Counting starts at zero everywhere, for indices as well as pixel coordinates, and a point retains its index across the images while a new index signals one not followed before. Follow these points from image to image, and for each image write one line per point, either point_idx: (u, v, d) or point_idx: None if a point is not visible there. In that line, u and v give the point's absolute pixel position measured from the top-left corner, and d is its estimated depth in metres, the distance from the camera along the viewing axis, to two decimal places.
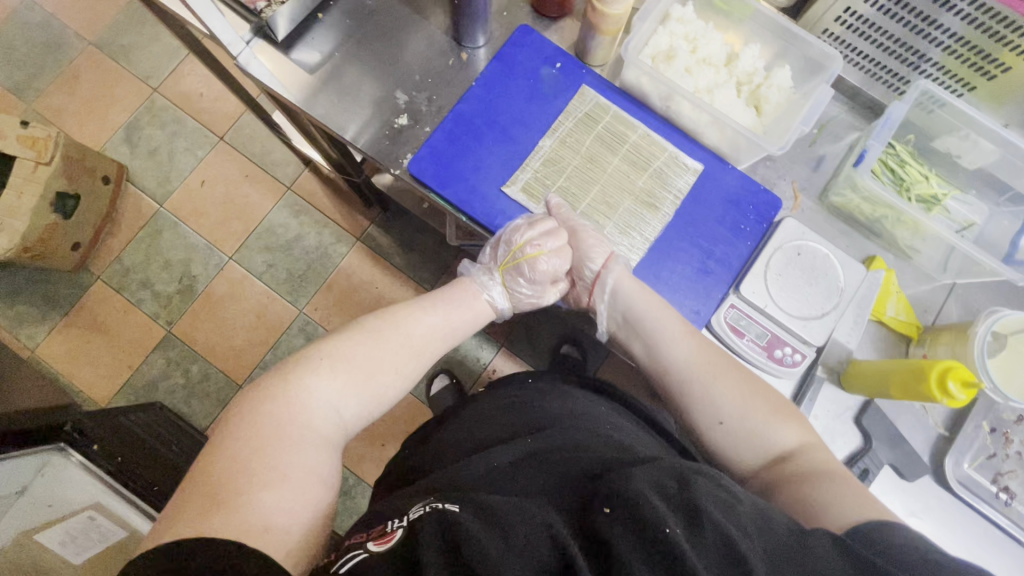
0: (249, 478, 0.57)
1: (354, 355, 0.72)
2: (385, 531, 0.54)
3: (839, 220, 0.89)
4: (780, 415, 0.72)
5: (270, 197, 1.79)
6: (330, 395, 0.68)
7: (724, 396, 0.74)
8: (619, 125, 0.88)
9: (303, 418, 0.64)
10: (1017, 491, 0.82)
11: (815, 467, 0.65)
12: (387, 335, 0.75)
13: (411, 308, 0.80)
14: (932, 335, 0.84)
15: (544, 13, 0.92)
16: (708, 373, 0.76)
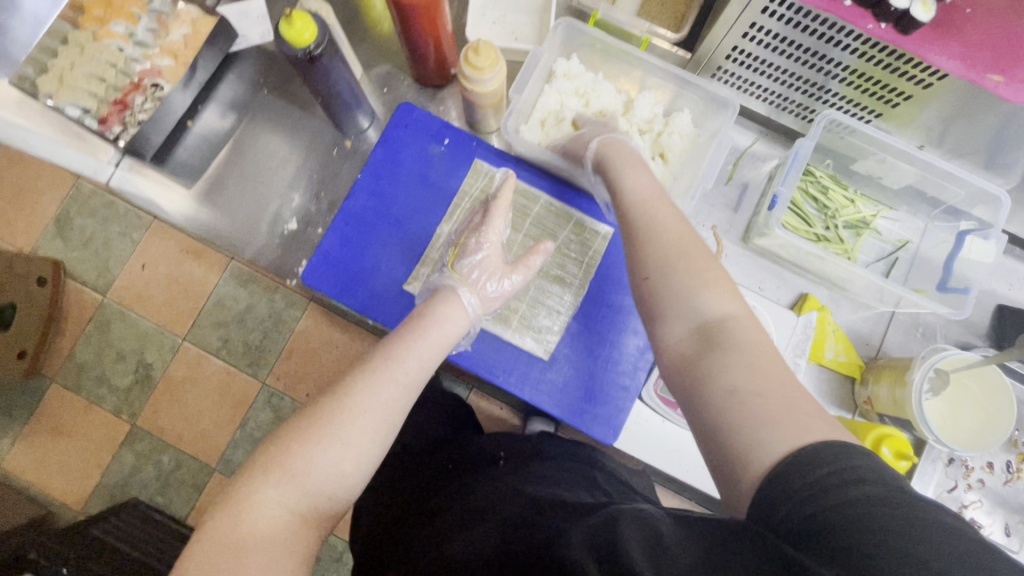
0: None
1: (335, 423, 0.53)
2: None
3: (765, 261, 0.85)
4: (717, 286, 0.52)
5: (212, 270, 1.31)
6: (306, 467, 0.51)
7: (686, 279, 0.53)
8: (521, 198, 0.83)
9: (259, 518, 0.48)
10: (984, 521, 0.79)
11: (740, 338, 0.47)
12: (367, 390, 0.56)
13: (401, 348, 0.61)
14: (874, 374, 0.79)
15: (426, 82, 0.87)
16: (692, 271, 0.53)
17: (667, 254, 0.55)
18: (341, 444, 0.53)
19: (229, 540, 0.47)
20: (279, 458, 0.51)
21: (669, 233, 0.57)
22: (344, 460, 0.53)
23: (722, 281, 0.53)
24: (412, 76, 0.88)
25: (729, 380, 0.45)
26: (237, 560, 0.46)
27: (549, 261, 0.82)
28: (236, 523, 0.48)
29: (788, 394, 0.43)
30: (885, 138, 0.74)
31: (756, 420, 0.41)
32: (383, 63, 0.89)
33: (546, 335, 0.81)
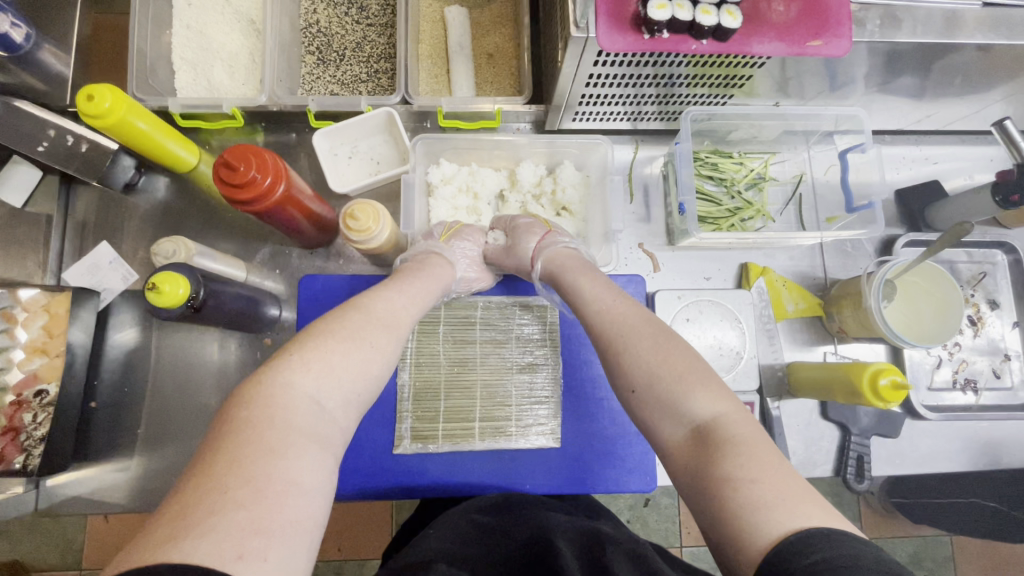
0: (233, 499, 0.38)
1: (338, 358, 0.50)
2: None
3: (698, 252, 0.88)
4: (688, 377, 0.49)
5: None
6: (321, 390, 0.48)
7: (670, 386, 0.49)
8: (459, 309, 0.80)
9: (297, 413, 0.45)
10: (975, 377, 0.87)
11: (732, 441, 0.45)
12: (362, 322, 0.54)
13: (381, 297, 0.59)
14: (835, 306, 0.84)
15: (315, 244, 0.83)
16: (675, 373, 0.50)
17: (648, 362, 0.52)
18: (352, 367, 0.51)
19: (260, 422, 0.43)
20: (285, 368, 0.47)
21: (644, 340, 0.54)
22: (359, 382, 0.51)
23: (703, 374, 0.50)
24: (299, 245, 0.84)
25: (727, 467, 0.43)
26: (286, 445, 0.42)
27: (514, 354, 0.80)
28: (268, 412, 0.44)
29: (779, 477, 0.42)
30: (746, 110, 0.80)
31: (758, 511, 0.40)
32: (263, 245, 0.84)
33: (547, 424, 0.79)
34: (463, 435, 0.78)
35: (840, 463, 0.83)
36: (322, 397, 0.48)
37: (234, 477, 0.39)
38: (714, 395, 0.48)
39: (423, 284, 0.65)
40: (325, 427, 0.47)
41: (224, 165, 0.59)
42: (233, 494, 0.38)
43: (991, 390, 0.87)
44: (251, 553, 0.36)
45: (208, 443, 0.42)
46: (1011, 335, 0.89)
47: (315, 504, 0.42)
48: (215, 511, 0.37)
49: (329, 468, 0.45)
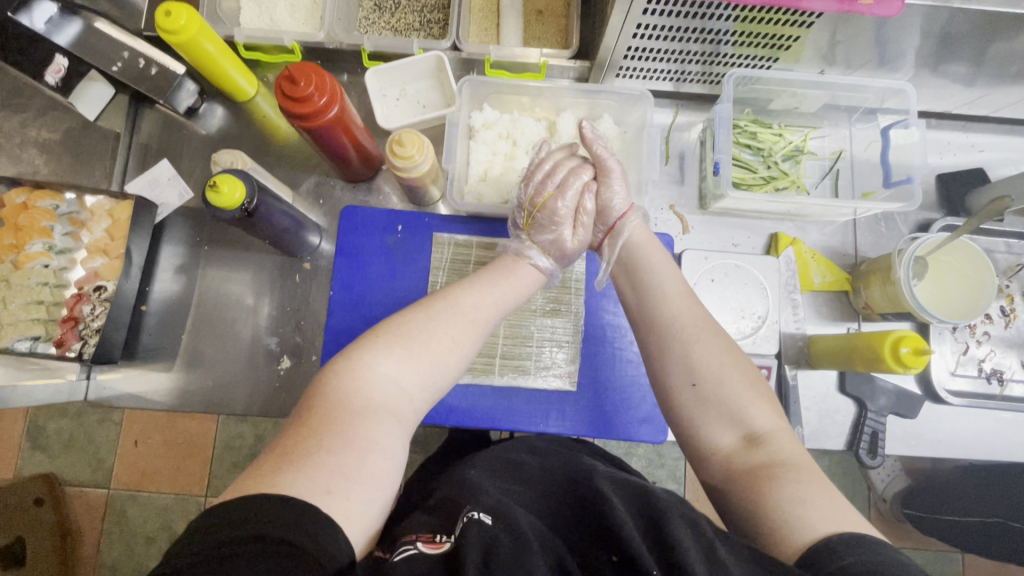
0: (326, 447, 0.45)
1: (422, 349, 0.55)
2: (434, 537, 0.45)
3: (728, 218, 0.89)
4: (757, 390, 0.56)
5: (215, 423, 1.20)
6: (399, 375, 0.53)
7: (737, 394, 0.56)
8: (489, 251, 0.84)
9: (379, 392, 0.51)
10: (1003, 369, 0.86)
11: (782, 459, 0.51)
12: (445, 319, 0.58)
13: (478, 290, 0.62)
14: (863, 281, 0.84)
15: (358, 178, 0.87)
16: (744, 381, 0.57)
17: (718, 362, 0.58)
18: (425, 350, 0.55)
19: (349, 397, 0.49)
20: (375, 353, 0.53)
21: (717, 356, 0.58)
22: (434, 373, 0.56)
23: (762, 391, 0.57)
24: (343, 178, 0.88)
25: (777, 470, 0.50)
26: (367, 418, 0.49)
27: (539, 298, 0.83)
28: (356, 389, 0.50)
29: (823, 491, 0.48)
30: (791, 76, 0.81)
31: (796, 521, 0.46)
32: (309, 175, 0.89)
33: (565, 367, 0.81)
34: (483, 369, 0.81)
35: (853, 437, 0.84)
36: (398, 376, 0.53)
37: (329, 438, 0.46)
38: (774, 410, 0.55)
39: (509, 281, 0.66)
40: (401, 409, 0.53)
41: (286, 79, 0.64)
42: (326, 442, 0.45)
43: (1018, 382, 0.86)
44: (337, 491, 0.42)
45: (305, 406, 0.49)
46: None
47: (389, 465, 0.48)
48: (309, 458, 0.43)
49: (399, 445, 0.51)
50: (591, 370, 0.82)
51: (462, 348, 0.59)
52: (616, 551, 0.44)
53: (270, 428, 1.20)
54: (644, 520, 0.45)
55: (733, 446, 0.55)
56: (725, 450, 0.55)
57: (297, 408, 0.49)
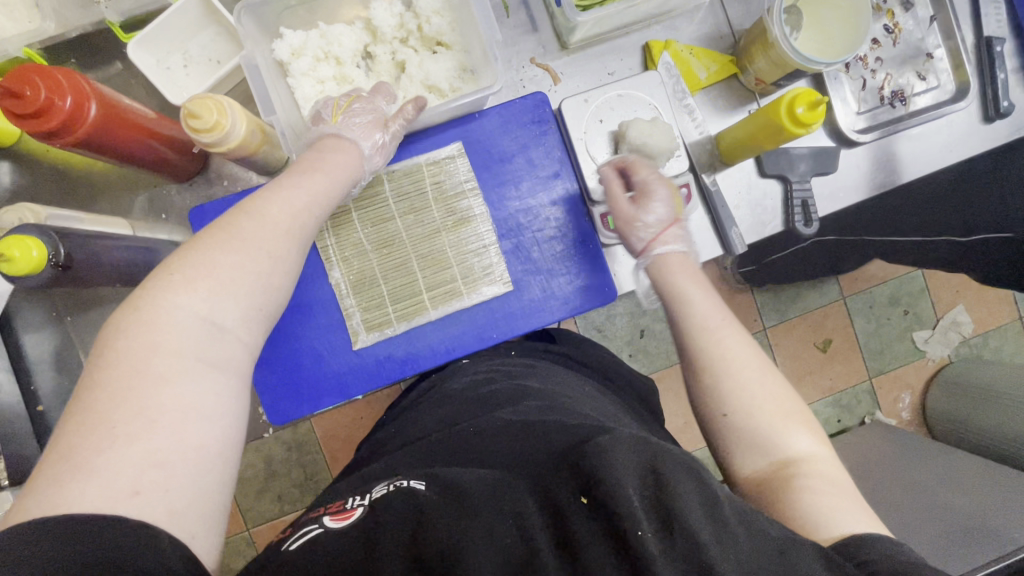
0: (123, 435, 0.40)
1: (227, 277, 0.49)
2: (343, 508, 0.46)
3: (595, 47, 0.80)
4: (795, 419, 0.55)
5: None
6: (212, 308, 0.48)
7: (769, 420, 0.55)
8: (365, 189, 0.75)
9: (183, 333, 0.46)
10: (903, 88, 0.85)
11: (815, 479, 0.51)
12: (251, 231, 0.53)
13: (281, 200, 0.56)
14: (746, 57, 0.79)
15: (191, 173, 0.75)
16: (777, 412, 0.56)
17: (756, 395, 0.57)
18: (233, 278, 0.50)
19: (146, 351, 0.44)
20: (172, 292, 0.47)
21: (751, 368, 0.58)
22: (256, 293, 0.52)
23: (796, 414, 0.56)
24: (175, 180, 0.76)
25: (803, 480, 0.51)
26: (172, 374, 0.44)
27: (437, 215, 0.76)
28: (153, 336, 0.44)
29: (858, 510, 0.49)
30: None
31: (821, 520, 0.47)
32: (137, 195, 0.77)
33: (493, 272, 0.77)
34: (414, 309, 0.76)
35: (786, 212, 0.83)
36: (207, 316, 0.48)
37: (124, 405, 0.41)
38: (812, 437, 0.55)
39: (315, 176, 0.60)
40: (220, 346, 0.48)
41: (5, 94, 0.51)
42: (123, 429, 0.41)
43: (918, 96, 0.85)
44: (147, 489, 0.40)
45: (95, 368, 0.43)
46: (930, 32, 0.85)
47: (214, 431, 0.45)
48: (101, 448, 0.40)
49: (227, 396, 0.47)
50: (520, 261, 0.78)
51: (278, 265, 0.54)
52: (588, 493, 0.41)
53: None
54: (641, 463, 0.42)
55: (758, 468, 0.54)
56: (750, 474, 0.54)
57: (82, 380, 0.43)
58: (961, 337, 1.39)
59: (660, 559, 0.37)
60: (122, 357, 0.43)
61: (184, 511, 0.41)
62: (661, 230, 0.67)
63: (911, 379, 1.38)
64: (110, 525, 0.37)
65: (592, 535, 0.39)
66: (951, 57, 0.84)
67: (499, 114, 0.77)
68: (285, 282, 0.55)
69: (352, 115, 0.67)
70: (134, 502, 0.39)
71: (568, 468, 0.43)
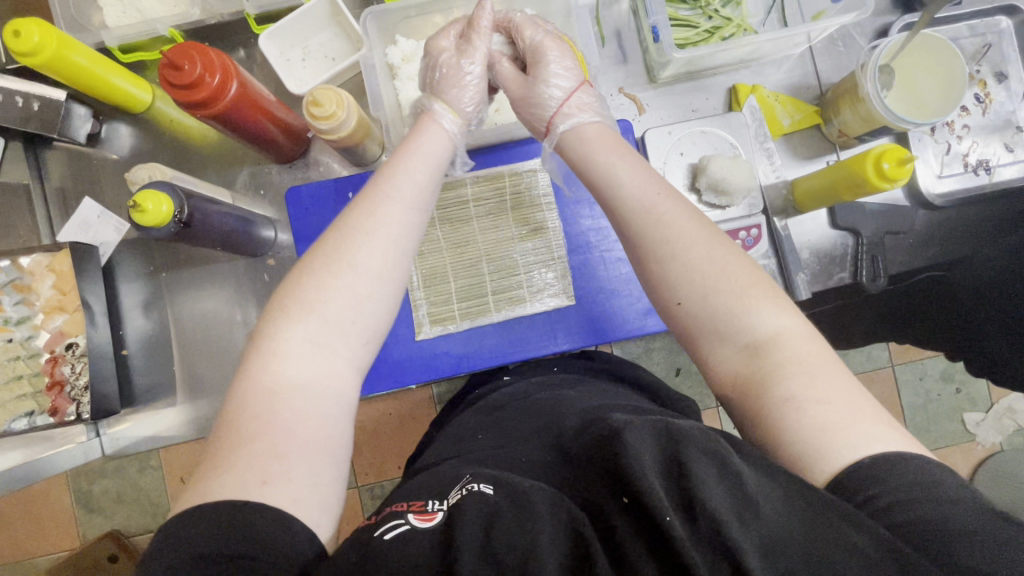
0: (248, 435, 0.45)
1: (325, 302, 0.51)
2: (427, 508, 0.44)
3: (682, 84, 0.84)
4: (761, 291, 0.50)
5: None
6: (317, 319, 0.50)
7: (721, 304, 0.50)
8: (449, 190, 0.79)
9: (296, 363, 0.49)
10: (987, 157, 0.84)
11: (791, 362, 0.47)
12: (347, 247, 0.52)
13: (370, 199, 0.55)
14: (832, 109, 0.80)
15: (292, 156, 0.81)
16: (736, 288, 0.51)
17: (702, 272, 0.52)
18: (338, 290, 0.51)
19: (266, 381, 0.48)
20: (280, 323, 0.50)
21: (711, 263, 0.52)
22: (358, 311, 0.52)
23: (768, 290, 0.51)
24: (276, 161, 0.82)
25: (786, 385, 0.46)
26: (287, 397, 0.47)
27: (512, 222, 0.80)
28: (271, 367, 0.48)
29: (850, 407, 0.44)
30: None
31: (826, 429, 0.43)
32: (240, 168, 0.83)
33: (557, 284, 0.80)
34: (479, 310, 0.79)
35: (854, 266, 0.83)
36: (313, 325, 0.50)
37: (251, 429, 0.46)
38: (780, 308, 0.49)
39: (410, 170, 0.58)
40: (329, 368, 0.50)
41: (169, 67, 0.57)
42: (247, 431, 0.45)
43: (1004, 167, 0.84)
44: (273, 478, 0.43)
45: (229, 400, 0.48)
46: (1022, 105, 0.84)
47: (322, 428, 0.47)
48: (232, 447, 0.45)
49: (335, 398, 0.50)
50: (586, 278, 0.80)
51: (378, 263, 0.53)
52: (629, 492, 0.38)
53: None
54: (664, 458, 0.39)
55: (733, 363, 0.50)
56: (729, 371, 0.50)
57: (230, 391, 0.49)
58: (1017, 425, 1.32)
59: (693, 548, 0.35)
60: (254, 372, 0.48)
61: (314, 506, 0.44)
62: (566, 96, 0.63)
63: (959, 461, 1.32)
64: (245, 505, 0.41)
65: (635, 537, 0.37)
66: None
67: None
68: (386, 281, 0.54)
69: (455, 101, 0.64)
70: (262, 495, 0.42)
71: (602, 465, 0.41)
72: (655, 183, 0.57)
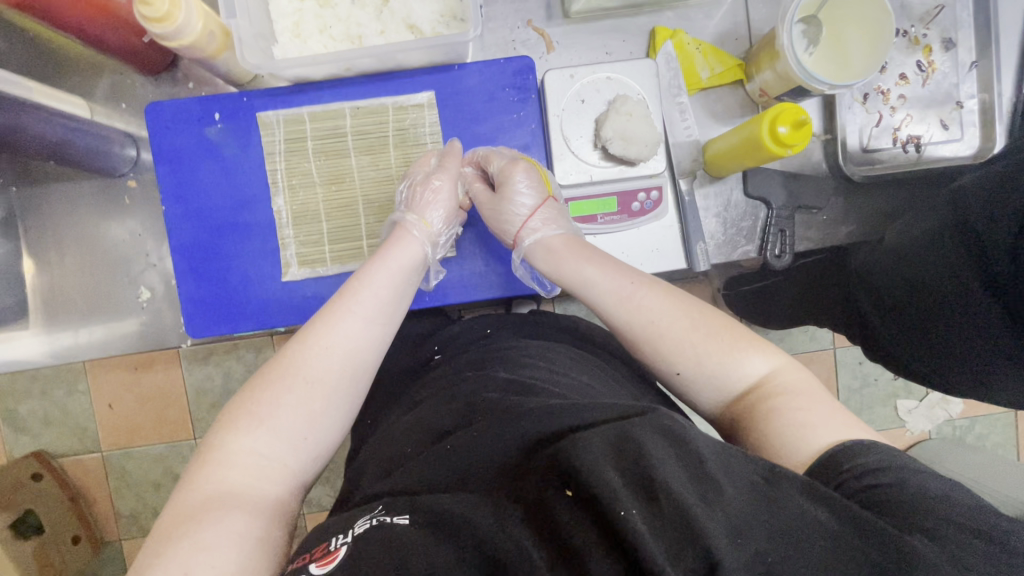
0: (183, 534, 0.43)
1: (276, 415, 0.51)
2: (328, 548, 0.41)
3: (597, 23, 0.75)
4: (739, 340, 0.54)
5: (174, 365, 1.17)
6: (272, 426, 0.51)
7: (715, 364, 0.53)
8: (326, 120, 0.72)
9: (241, 471, 0.48)
10: (920, 133, 0.78)
11: (787, 389, 0.50)
12: (304, 360, 0.54)
13: (334, 305, 0.57)
14: (754, 64, 0.73)
15: (157, 69, 0.74)
16: (724, 338, 0.54)
17: (688, 339, 0.55)
18: (296, 400, 0.52)
19: (206, 493, 0.46)
20: (229, 436, 0.50)
21: (679, 323, 0.55)
22: (317, 415, 0.53)
23: (747, 335, 0.55)
24: (141, 72, 0.74)
25: (770, 401, 0.50)
26: (226, 502, 0.46)
27: (395, 161, 0.73)
28: (213, 479, 0.47)
29: (825, 412, 0.48)
30: None
31: (807, 429, 0.46)
32: (99, 78, 0.75)
33: None
34: (352, 254, 0.74)
35: (762, 239, 0.78)
36: (266, 429, 0.50)
37: (182, 530, 0.44)
38: (764, 352, 0.53)
39: (387, 273, 0.62)
40: (277, 475, 0.50)
41: None
42: (178, 533, 0.43)
43: (936, 146, 0.78)
44: (195, 573, 0.41)
45: (162, 519, 0.46)
46: (967, 78, 0.77)
47: (258, 521, 0.46)
48: (162, 552, 0.42)
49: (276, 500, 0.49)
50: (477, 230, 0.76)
51: (338, 370, 0.54)
52: (569, 481, 0.37)
53: (228, 364, 1.18)
54: (611, 457, 0.37)
55: (724, 402, 0.54)
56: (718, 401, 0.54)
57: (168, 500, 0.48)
58: (948, 415, 1.31)
59: (651, 537, 0.33)
60: (200, 481, 0.48)
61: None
62: (532, 212, 0.67)
63: None
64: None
65: (591, 545, 0.34)
66: (982, 110, 0.77)
67: (480, 71, 0.72)
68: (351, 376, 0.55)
69: (428, 211, 0.67)
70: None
71: (546, 474, 0.38)
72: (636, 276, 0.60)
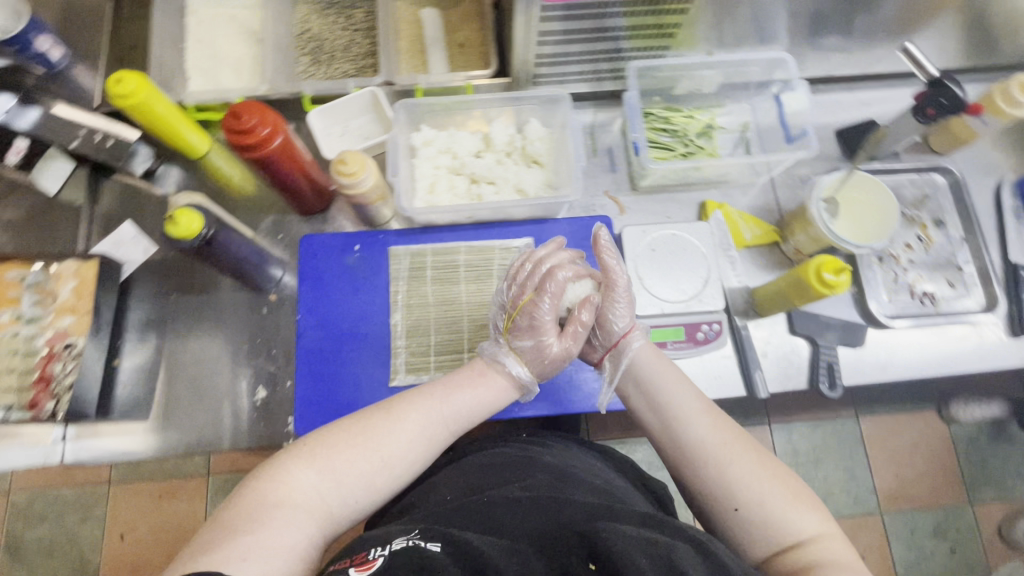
0: (240, 530, 0.53)
1: (343, 467, 0.59)
2: (366, 557, 0.51)
3: (659, 194, 0.97)
4: (800, 501, 0.57)
5: (196, 497, 1.22)
6: (339, 470, 0.59)
7: (773, 495, 0.57)
8: (444, 256, 0.89)
9: (302, 492, 0.57)
10: (932, 289, 0.94)
11: (832, 563, 0.53)
12: (386, 428, 0.62)
13: (433, 395, 0.65)
14: (788, 230, 0.92)
15: (311, 211, 0.94)
16: (787, 497, 0.57)
17: (751, 477, 0.58)
18: (368, 460, 0.60)
19: (272, 500, 0.56)
20: (293, 466, 0.58)
21: (757, 462, 0.59)
22: (375, 477, 0.61)
23: (806, 497, 0.58)
24: (299, 214, 0.95)
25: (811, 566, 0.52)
26: (280, 517, 0.55)
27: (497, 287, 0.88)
28: (276, 489, 0.57)
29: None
30: (684, 59, 0.93)
31: None
32: (266, 216, 0.96)
33: None
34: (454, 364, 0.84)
35: (813, 374, 0.88)
36: (332, 472, 0.59)
37: (246, 519, 0.54)
38: (820, 519, 0.57)
39: (467, 392, 0.67)
40: (320, 517, 0.58)
41: (230, 117, 0.73)
42: (238, 526, 0.53)
43: (949, 300, 0.93)
44: (245, 559, 0.51)
45: (232, 499, 0.57)
46: (960, 249, 0.96)
47: (300, 544, 0.55)
48: (222, 538, 0.52)
49: (315, 536, 0.57)
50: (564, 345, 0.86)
51: (407, 453, 0.62)
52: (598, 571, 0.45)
53: None
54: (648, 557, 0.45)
55: (767, 548, 0.56)
56: (785, 538, 0.55)
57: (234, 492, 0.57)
58: None
59: None
60: (256, 485, 0.57)
61: None
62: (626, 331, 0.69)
63: None
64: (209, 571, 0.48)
65: None
66: (980, 274, 0.94)
67: (569, 225, 0.92)
68: (416, 462, 0.63)
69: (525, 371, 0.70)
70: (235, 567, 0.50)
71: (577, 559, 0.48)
72: (699, 398, 0.65)
